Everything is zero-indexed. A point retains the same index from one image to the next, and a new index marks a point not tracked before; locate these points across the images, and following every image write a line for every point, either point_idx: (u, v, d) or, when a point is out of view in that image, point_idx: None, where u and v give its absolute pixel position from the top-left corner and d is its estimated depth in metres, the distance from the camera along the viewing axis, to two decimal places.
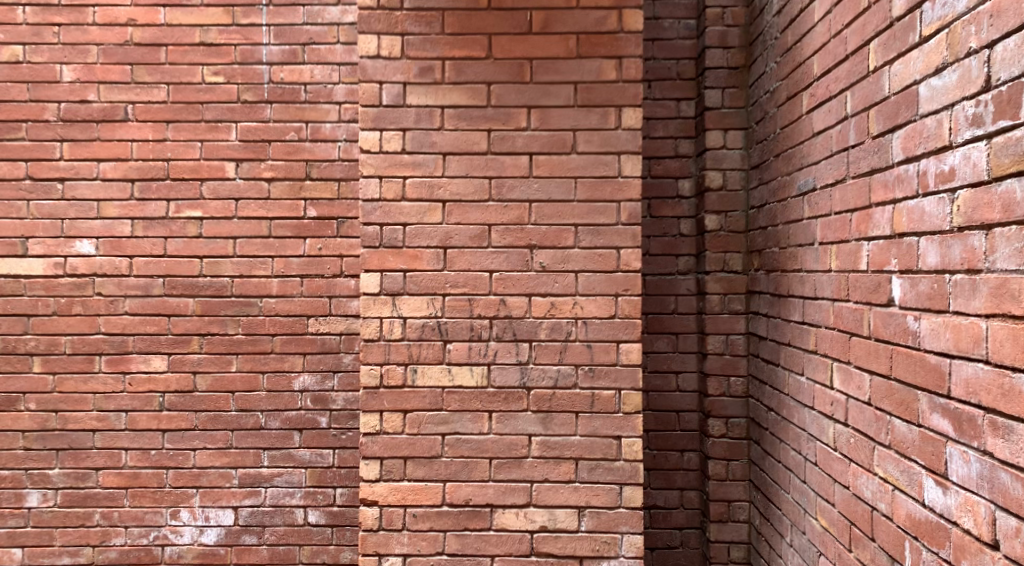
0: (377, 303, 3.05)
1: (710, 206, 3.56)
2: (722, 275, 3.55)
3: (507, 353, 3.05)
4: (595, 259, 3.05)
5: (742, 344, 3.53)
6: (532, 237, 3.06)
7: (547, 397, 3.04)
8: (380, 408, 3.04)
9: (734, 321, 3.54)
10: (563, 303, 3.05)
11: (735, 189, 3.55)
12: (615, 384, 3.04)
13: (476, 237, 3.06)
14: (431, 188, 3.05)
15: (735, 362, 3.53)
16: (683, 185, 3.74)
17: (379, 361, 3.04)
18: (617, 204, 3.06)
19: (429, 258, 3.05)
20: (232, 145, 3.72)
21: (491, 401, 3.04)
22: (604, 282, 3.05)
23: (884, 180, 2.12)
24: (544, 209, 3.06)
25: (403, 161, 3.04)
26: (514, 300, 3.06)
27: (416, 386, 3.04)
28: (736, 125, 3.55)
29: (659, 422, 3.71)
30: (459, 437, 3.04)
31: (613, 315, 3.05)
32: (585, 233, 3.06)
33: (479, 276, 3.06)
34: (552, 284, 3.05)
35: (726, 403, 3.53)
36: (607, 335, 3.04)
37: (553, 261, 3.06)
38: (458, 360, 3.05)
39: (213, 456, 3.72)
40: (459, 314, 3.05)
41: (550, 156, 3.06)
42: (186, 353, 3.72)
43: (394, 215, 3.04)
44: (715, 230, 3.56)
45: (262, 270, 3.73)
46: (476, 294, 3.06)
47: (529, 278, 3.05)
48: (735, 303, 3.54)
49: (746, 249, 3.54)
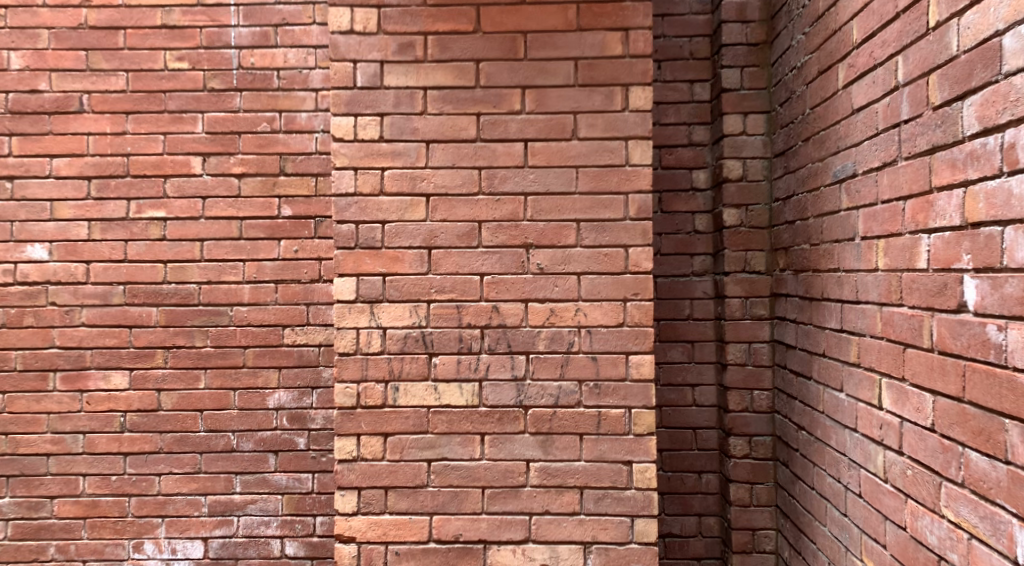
0: (353, 312, 2.68)
1: (729, 199, 3.19)
2: (744, 276, 3.17)
3: (501, 367, 2.68)
4: (600, 259, 2.69)
5: (766, 354, 3.15)
6: (528, 235, 2.69)
7: (547, 417, 2.67)
8: (358, 431, 2.67)
9: (757, 327, 3.16)
10: (565, 310, 2.68)
11: (757, 180, 3.18)
12: (624, 402, 2.67)
13: (465, 235, 2.69)
14: (413, 180, 2.68)
15: (759, 373, 3.15)
16: (698, 176, 3.36)
17: (356, 378, 2.68)
18: (625, 196, 2.69)
19: (412, 260, 2.69)
20: (198, 139, 3.38)
21: (484, 422, 2.67)
22: (611, 285, 2.68)
23: (950, 158, 1.78)
24: (542, 203, 2.69)
25: (381, 150, 2.67)
26: (508, 306, 2.69)
27: (399, 406, 2.68)
28: (758, 108, 3.18)
29: (673, 440, 3.33)
30: (447, 463, 2.67)
31: (622, 323, 2.68)
32: (589, 229, 2.69)
33: (468, 280, 2.69)
34: (552, 288, 2.69)
35: (749, 419, 3.16)
36: (614, 347, 2.67)
37: (552, 262, 2.69)
38: (446, 376, 2.68)
39: (179, 482, 3.36)
40: (447, 323, 2.69)
41: (548, 142, 2.69)
42: (149, 368, 3.37)
43: (371, 211, 2.68)
44: (735, 226, 3.18)
45: (232, 275, 3.38)
46: (465, 301, 2.69)
47: (525, 282, 2.69)
48: (758, 307, 3.16)
49: (770, 247, 3.16)
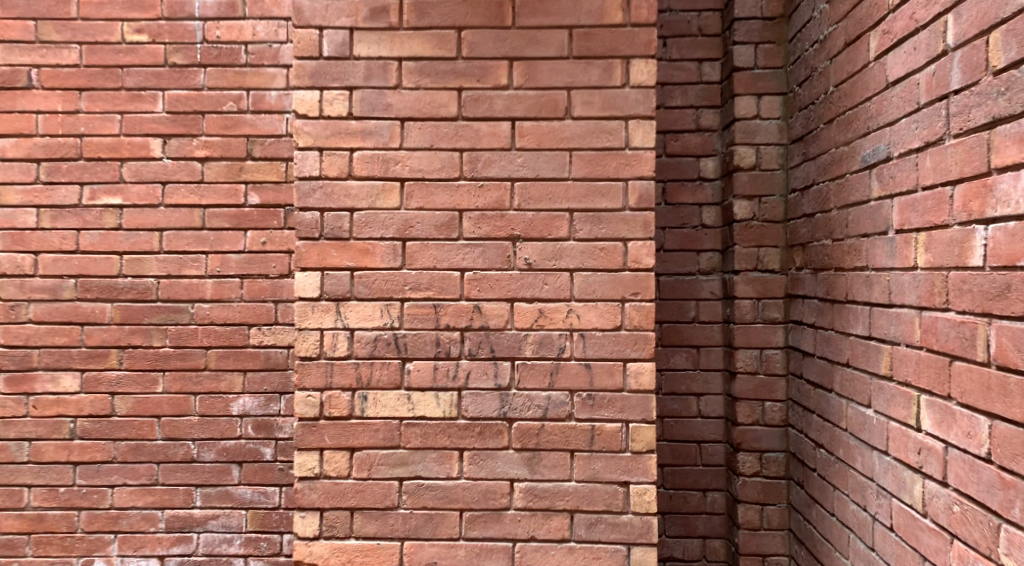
0: (317, 311, 2.38)
1: (741, 190, 2.88)
2: (756, 275, 2.87)
3: (483, 374, 2.38)
4: (595, 254, 2.38)
5: (780, 361, 2.85)
6: (515, 226, 2.39)
7: (534, 431, 2.37)
8: (321, 445, 2.37)
9: (770, 332, 2.86)
10: (555, 311, 2.38)
11: (772, 169, 2.87)
12: (621, 416, 2.37)
13: (443, 226, 2.39)
14: (386, 163, 2.38)
15: (772, 383, 2.85)
16: (705, 165, 3.06)
17: (319, 385, 2.38)
18: (624, 183, 2.39)
19: (383, 253, 2.38)
20: (157, 119, 3.08)
21: (463, 437, 2.37)
22: (607, 284, 2.38)
23: (1017, 131, 1.52)
24: (531, 190, 2.39)
25: (350, 128, 2.37)
26: (492, 306, 2.39)
27: (367, 417, 2.38)
28: (773, 89, 2.87)
29: (676, 455, 3.03)
30: (421, 482, 2.37)
31: (620, 326, 2.37)
32: (583, 220, 2.39)
33: (446, 276, 2.39)
34: (541, 286, 2.38)
35: (760, 434, 2.86)
36: (610, 353, 2.37)
37: (541, 257, 2.39)
38: (420, 384, 2.38)
39: (134, 495, 3.06)
40: (423, 325, 2.39)
41: (538, 122, 2.39)
42: (102, 370, 3.07)
43: (338, 197, 2.38)
44: (747, 220, 2.88)
45: (194, 269, 3.09)
46: (443, 300, 2.39)
47: (510, 279, 2.39)
48: (772, 310, 2.86)
49: (785, 243, 2.86)
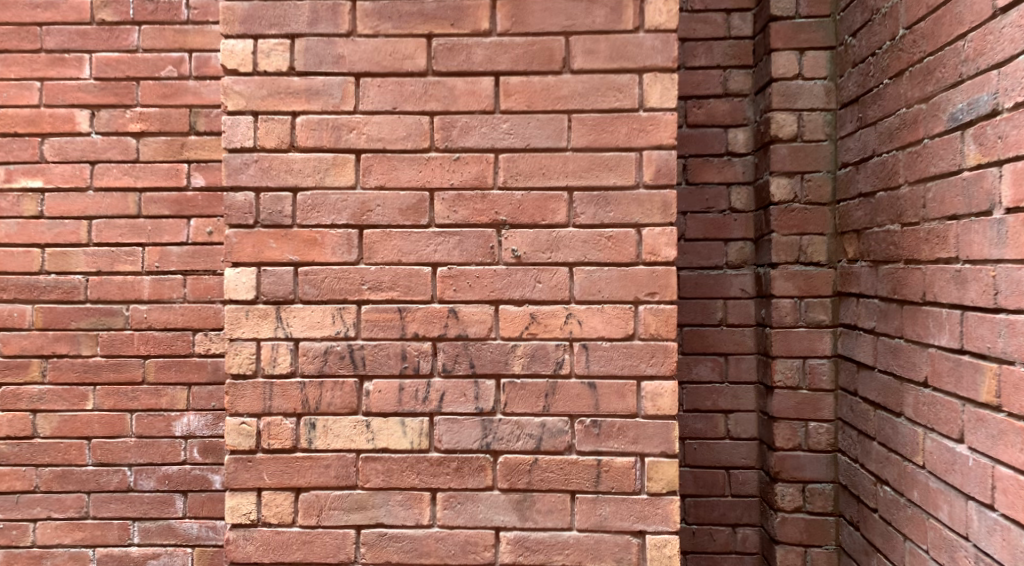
0: (253, 317, 1.90)
1: (779, 165, 2.37)
2: (798, 269, 2.36)
3: (460, 396, 1.90)
4: (601, 244, 1.89)
5: (828, 373, 2.35)
6: (500, 209, 1.90)
7: (525, 468, 1.89)
8: (258, 484, 1.90)
9: (815, 338, 2.35)
10: (550, 316, 1.89)
11: (817, 139, 2.36)
12: (635, 448, 1.88)
13: (410, 210, 1.90)
14: (337, 130, 1.89)
15: (818, 399, 2.35)
16: (735, 137, 2.55)
17: (255, 411, 1.90)
18: (637, 153, 1.89)
19: (334, 244, 1.89)
20: (84, 87, 2.61)
21: (435, 474, 1.89)
22: (616, 282, 1.89)
23: None
24: (519, 163, 1.90)
25: (291, 86, 1.89)
26: (471, 310, 1.90)
27: (316, 451, 1.90)
28: (819, 42, 2.35)
29: (700, 484, 2.53)
30: (384, 531, 1.89)
31: (632, 335, 1.88)
32: (585, 202, 1.89)
33: (414, 272, 1.90)
34: (532, 285, 1.89)
35: (803, 461, 2.36)
36: (621, 369, 1.88)
37: (533, 248, 1.90)
38: (382, 409, 1.90)
39: (60, 531, 2.61)
40: (385, 334, 1.90)
41: (528, 77, 1.89)
42: (23, 384, 2.61)
43: (277, 174, 1.89)
44: (787, 202, 2.36)
45: (128, 264, 2.62)
46: (410, 302, 1.90)
47: (494, 276, 1.90)
48: (817, 311, 2.35)
49: (834, 230, 2.35)
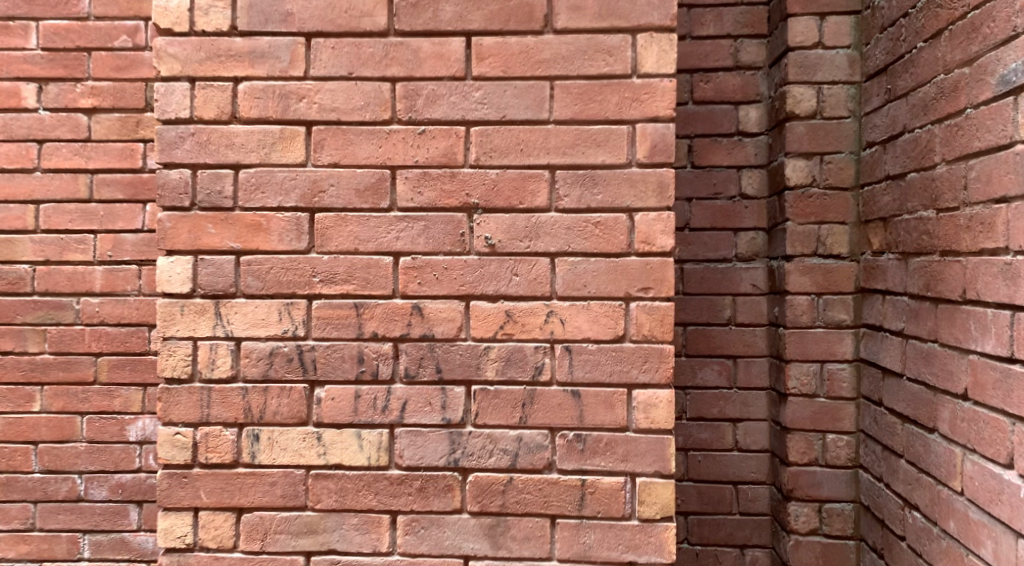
0: (189, 313, 1.67)
1: (795, 145, 2.10)
2: (816, 263, 2.09)
3: (425, 405, 1.65)
4: (588, 232, 1.64)
5: (848, 380, 2.08)
6: (471, 191, 1.65)
7: (498, 488, 1.64)
8: (195, 504, 1.67)
9: (834, 340, 2.09)
10: (528, 314, 1.64)
11: (839, 116, 2.08)
12: (624, 467, 1.63)
13: (368, 191, 1.65)
14: (285, 99, 1.65)
15: (837, 409, 2.09)
16: (746, 114, 2.28)
17: (191, 420, 1.67)
18: (630, 127, 1.63)
19: (281, 230, 1.66)
20: (30, 57, 2.38)
21: (396, 495, 1.65)
22: (604, 275, 1.63)
23: None
24: (494, 138, 1.64)
25: (233, 48, 1.65)
26: (438, 306, 1.65)
27: (260, 466, 1.67)
28: (842, 5, 2.08)
29: (703, 500, 2.28)
30: (337, 559, 1.66)
31: (622, 337, 1.63)
32: (569, 182, 1.64)
33: (373, 262, 1.66)
34: (508, 278, 1.65)
35: (820, 478, 2.09)
36: (609, 376, 1.63)
37: (508, 236, 1.65)
38: (335, 420, 1.66)
39: (5, 544, 2.40)
40: (339, 333, 1.66)
41: (504, 37, 1.64)
42: None
43: (218, 150, 1.66)
44: (804, 186, 2.10)
45: (78, 253, 2.40)
46: (368, 298, 1.66)
47: (464, 268, 1.65)
48: (837, 310, 2.09)
49: (856, 218, 2.08)
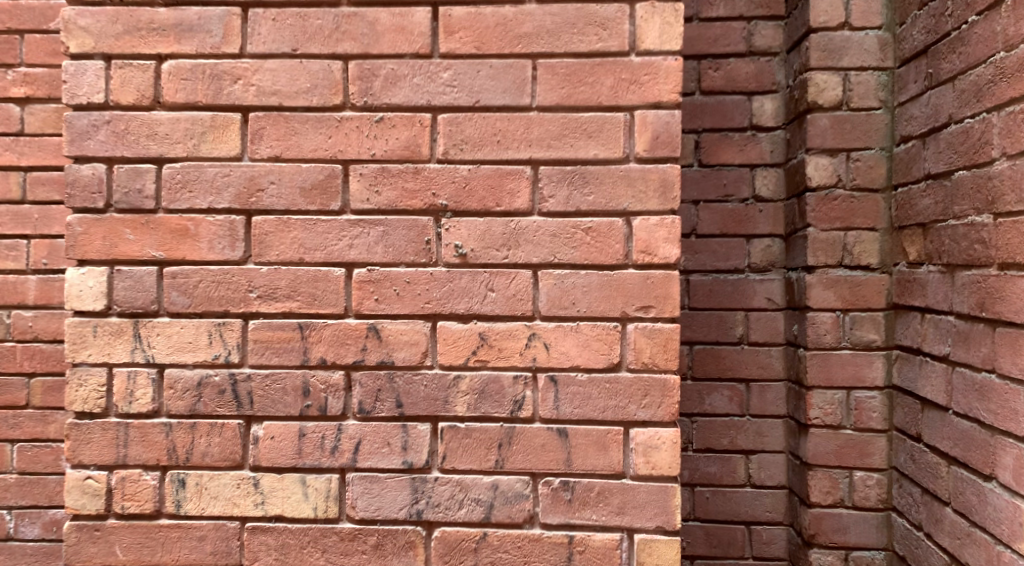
0: (103, 335, 1.40)
1: (818, 140, 1.83)
2: (842, 275, 1.82)
3: (382, 446, 1.38)
4: (577, 239, 1.37)
5: (879, 410, 1.81)
6: (438, 190, 1.38)
7: (469, 546, 1.38)
8: (109, 562, 1.40)
9: (863, 363, 1.82)
10: (506, 337, 1.38)
11: (869, 106, 1.82)
12: (619, 522, 1.36)
13: (315, 189, 1.38)
14: (219, 80, 1.39)
15: (866, 443, 1.82)
16: (761, 106, 2.01)
17: (105, 462, 1.40)
18: (627, 114, 1.37)
19: (212, 236, 1.40)
20: None
21: (347, 553, 1.39)
22: (596, 291, 1.37)
23: None
24: (465, 127, 1.38)
25: (157, 21, 1.39)
26: (398, 328, 1.39)
27: (186, 517, 1.40)
28: None
29: (711, 543, 2.00)
30: None
31: (617, 365, 1.37)
32: (555, 180, 1.37)
33: (321, 275, 1.39)
34: (482, 294, 1.38)
35: (846, 521, 1.82)
36: (602, 411, 1.37)
37: (482, 244, 1.38)
38: (275, 463, 1.39)
39: None
40: (280, 359, 1.39)
41: (478, 7, 1.37)
42: None
43: (138, 141, 1.40)
44: (828, 186, 1.83)
45: (10, 260, 2.14)
46: (315, 317, 1.39)
47: (430, 283, 1.38)
48: (866, 329, 1.82)
49: (888, 224, 1.82)
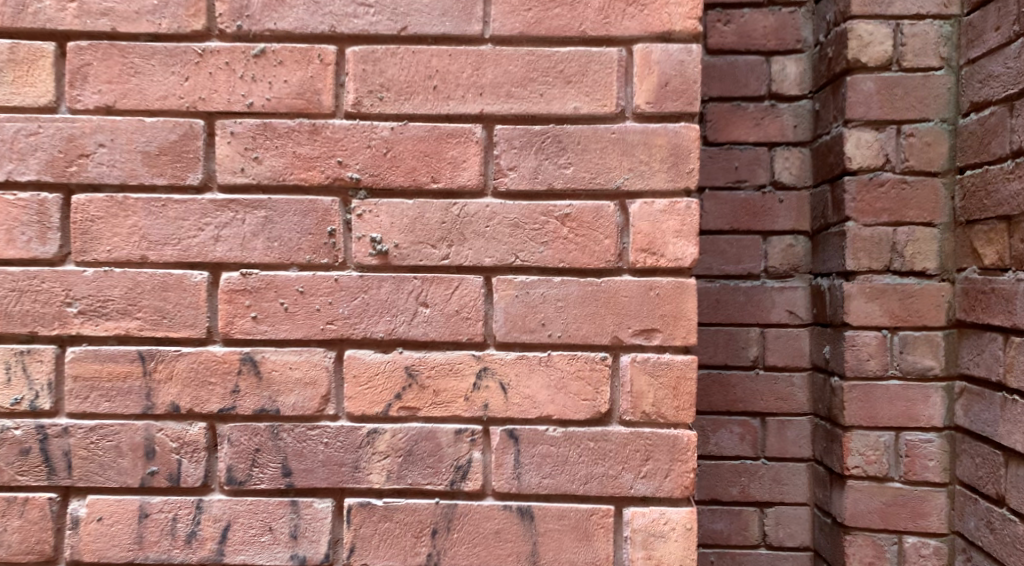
0: None
1: (860, 109, 1.38)
2: (890, 283, 1.38)
3: (262, 534, 0.95)
4: (548, 232, 0.94)
5: (938, 458, 1.38)
6: (344, 156, 0.94)
7: None
8: None
9: (916, 399, 1.38)
10: (443, 375, 0.95)
11: (926, 66, 1.37)
12: None
13: (165, 155, 0.94)
14: None
15: (920, 500, 1.39)
16: (783, 69, 1.51)
17: None
18: (623, 49, 0.94)
19: (12, 223, 0.94)
20: None
21: None
22: (577, 308, 0.94)
23: None
24: (386, 66, 0.94)
25: None
26: (286, 360, 0.95)
27: None
28: None
29: None
30: None
31: (606, 415, 0.94)
32: (517, 146, 0.94)
33: (173, 283, 0.94)
34: (410, 312, 0.94)
35: None
36: (582, 481, 0.94)
37: (410, 237, 0.94)
38: (104, 558, 0.95)
39: None
40: (113, 406, 0.94)
41: None
42: None
43: None
44: (872, 169, 1.38)
45: None
46: (166, 342, 0.95)
47: (334, 296, 0.94)
48: (921, 353, 1.38)
49: (950, 218, 1.37)
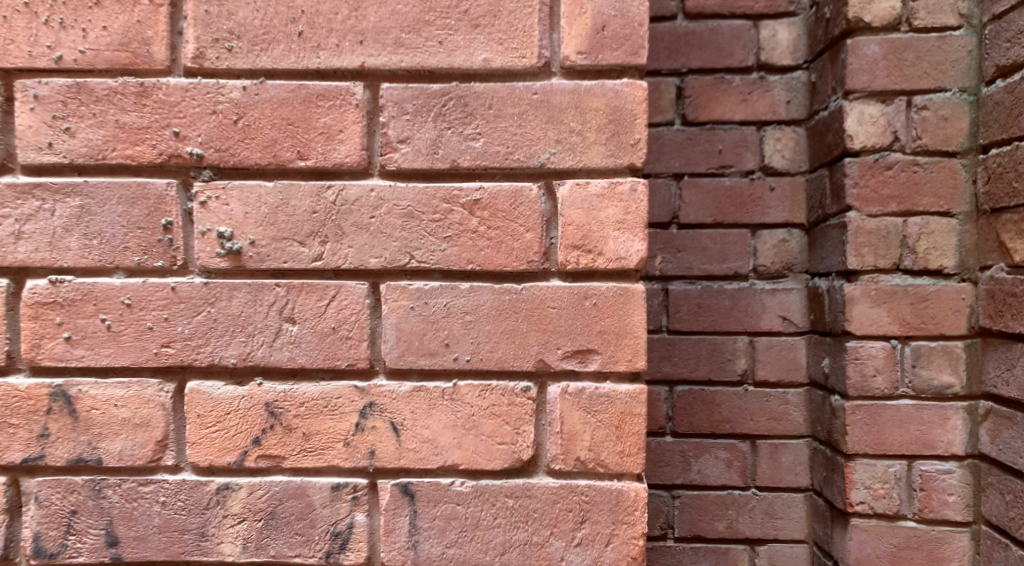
0: None
1: (862, 77, 1.10)
2: (900, 284, 1.10)
3: None
4: (452, 223, 0.72)
5: (959, 493, 1.10)
6: (183, 124, 0.71)
7: None
8: None
9: (932, 424, 1.10)
10: (315, 413, 0.72)
11: (942, 25, 1.09)
12: None
13: None
14: None
15: (936, 544, 1.10)
16: (772, 35, 1.21)
17: None
18: None
19: None
20: None
21: None
22: (490, 325, 0.71)
23: None
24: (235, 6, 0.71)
25: None
26: (112, 392, 0.72)
27: None
28: None
29: None
30: None
31: (529, 464, 0.72)
32: (408, 110, 0.72)
33: None
34: (269, 330, 0.72)
35: None
36: (498, 551, 0.72)
37: (268, 232, 0.72)
38: None
39: None
40: None
41: None
42: None
43: None
44: (878, 149, 1.10)
45: None
46: None
47: (169, 310, 0.72)
48: (937, 368, 1.10)
49: (973, 207, 1.09)
